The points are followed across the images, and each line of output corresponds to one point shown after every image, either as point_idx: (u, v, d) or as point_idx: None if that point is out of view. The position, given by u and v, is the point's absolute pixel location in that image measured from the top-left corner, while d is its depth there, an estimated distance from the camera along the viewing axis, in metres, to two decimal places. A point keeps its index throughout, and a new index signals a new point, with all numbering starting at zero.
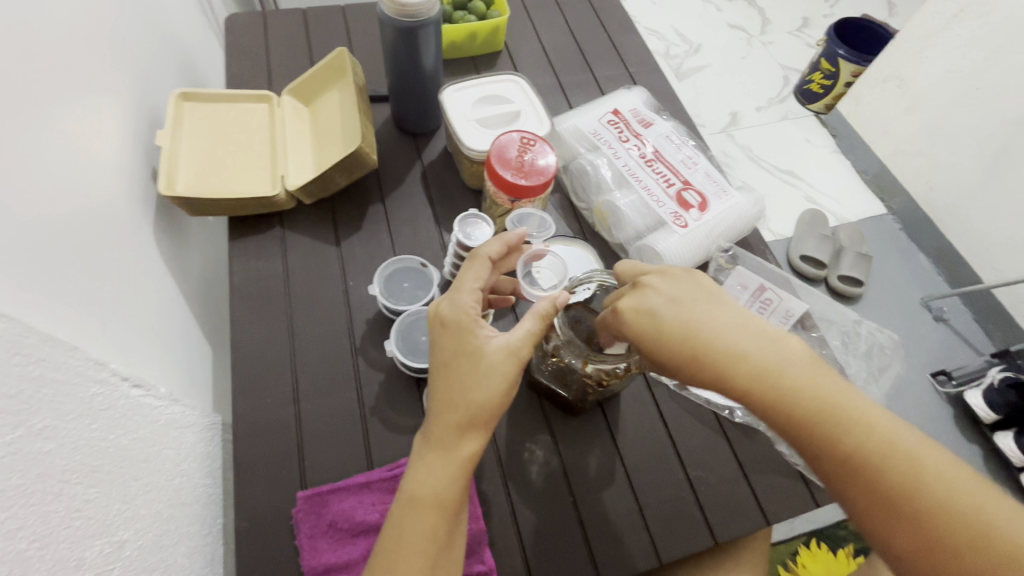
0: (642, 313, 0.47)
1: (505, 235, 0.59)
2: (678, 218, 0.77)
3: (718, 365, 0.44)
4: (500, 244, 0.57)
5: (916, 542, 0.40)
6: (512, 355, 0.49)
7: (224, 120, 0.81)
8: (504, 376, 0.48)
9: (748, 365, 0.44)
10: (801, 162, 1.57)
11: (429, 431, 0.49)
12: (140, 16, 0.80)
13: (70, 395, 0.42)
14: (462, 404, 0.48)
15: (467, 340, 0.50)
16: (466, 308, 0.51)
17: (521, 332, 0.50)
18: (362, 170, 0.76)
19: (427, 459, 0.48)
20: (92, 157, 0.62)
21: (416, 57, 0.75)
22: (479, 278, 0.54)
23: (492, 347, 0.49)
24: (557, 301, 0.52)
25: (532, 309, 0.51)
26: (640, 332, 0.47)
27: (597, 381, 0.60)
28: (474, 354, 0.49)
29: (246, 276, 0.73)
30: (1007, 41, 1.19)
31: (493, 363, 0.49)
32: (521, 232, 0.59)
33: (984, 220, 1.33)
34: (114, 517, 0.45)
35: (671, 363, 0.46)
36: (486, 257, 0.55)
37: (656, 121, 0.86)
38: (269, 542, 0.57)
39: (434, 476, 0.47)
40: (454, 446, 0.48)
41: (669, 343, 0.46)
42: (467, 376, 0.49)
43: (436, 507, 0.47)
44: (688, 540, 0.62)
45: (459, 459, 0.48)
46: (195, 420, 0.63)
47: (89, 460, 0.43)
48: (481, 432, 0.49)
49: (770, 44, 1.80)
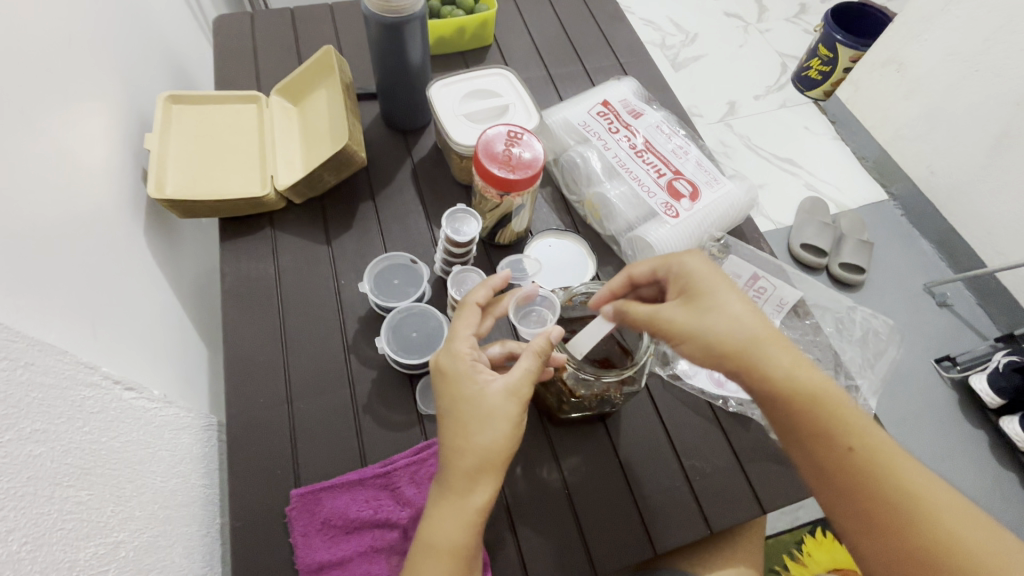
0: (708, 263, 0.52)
1: (488, 280, 0.58)
2: (669, 208, 0.77)
3: (761, 329, 0.49)
4: (485, 290, 0.58)
5: (897, 533, 0.45)
6: (512, 396, 0.50)
7: (212, 122, 0.81)
8: (507, 418, 0.49)
9: (784, 346, 0.49)
10: (799, 150, 1.56)
11: (439, 479, 0.50)
12: (129, 20, 0.80)
13: (60, 399, 0.42)
14: (468, 451, 0.49)
15: (466, 386, 0.50)
16: (462, 355, 0.52)
17: (519, 371, 0.51)
18: (350, 168, 0.76)
19: (441, 506, 0.49)
20: (81, 161, 0.62)
21: (403, 53, 0.75)
22: (471, 325, 0.55)
23: (492, 390, 0.50)
24: (552, 336, 0.52)
25: (528, 347, 0.52)
26: (701, 279, 0.51)
27: (566, 382, 0.61)
28: (476, 399, 0.50)
29: (237, 277, 0.73)
30: (1006, 22, 1.18)
31: (494, 407, 0.49)
32: (504, 275, 0.58)
33: (985, 203, 1.32)
34: (109, 518, 0.45)
35: (717, 303, 0.49)
36: (473, 303, 0.56)
37: (646, 111, 0.85)
38: (264, 540, 0.58)
39: (448, 524, 0.48)
40: (466, 493, 0.49)
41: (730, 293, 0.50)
42: (473, 424, 0.49)
43: (456, 555, 0.48)
44: (683, 531, 0.62)
45: (472, 506, 0.49)
46: (191, 421, 0.63)
47: (82, 462, 0.43)
48: (491, 476, 0.49)
49: (767, 32, 1.79)
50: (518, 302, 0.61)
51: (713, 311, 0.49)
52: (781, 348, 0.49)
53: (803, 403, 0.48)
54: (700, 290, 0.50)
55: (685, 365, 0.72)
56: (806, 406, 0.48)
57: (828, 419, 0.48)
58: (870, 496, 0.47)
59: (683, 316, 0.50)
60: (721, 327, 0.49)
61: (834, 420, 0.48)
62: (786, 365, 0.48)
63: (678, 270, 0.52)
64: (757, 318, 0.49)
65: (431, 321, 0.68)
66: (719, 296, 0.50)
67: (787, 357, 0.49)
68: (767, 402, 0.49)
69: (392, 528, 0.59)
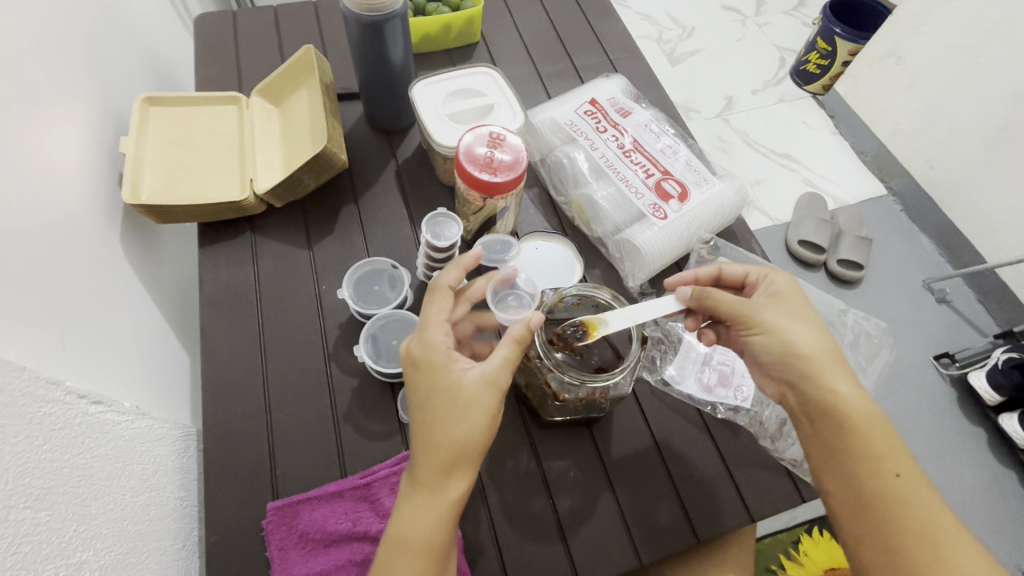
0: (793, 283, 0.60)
1: (460, 259, 0.58)
2: (657, 210, 0.75)
3: (830, 346, 0.55)
4: (457, 271, 0.57)
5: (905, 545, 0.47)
6: (489, 386, 0.49)
7: (191, 124, 0.80)
8: (484, 409, 0.48)
9: (849, 371, 0.54)
10: (796, 145, 1.54)
11: (412, 473, 0.49)
12: (106, 21, 0.78)
13: (17, 416, 0.41)
14: (441, 444, 0.47)
15: (442, 377, 0.49)
16: (436, 344, 0.51)
17: (496, 360, 0.50)
18: (331, 170, 0.75)
19: (413, 501, 0.48)
20: (52, 167, 0.60)
21: (384, 52, 0.73)
22: (443, 310, 0.54)
23: (467, 380, 0.49)
24: (531, 323, 0.52)
25: (505, 334, 0.51)
26: (791, 292, 0.58)
27: (551, 387, 0.58)
28: (452, 390, 0.49)
29: (215, 283, 0.71)
30: (1007, 14, 1.15)
31: (470, 398, 0.48)
32: (475, 254, 0.58)
33: (985, 198, 1.30)
34: (70, 538, 0.44)
35: (804, 310, 0.57)
36: (446, 286, 0.55)
37: (635, 110, 0.83)
38: (240, 553, 0.57)
39: (420, 518, 0.47)
40: (440, 487, 0.47)
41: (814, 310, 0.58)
42: (448, 415, 0.48)
43: (427, 551, 0.46)
44: (669, 540, 0.61)
45: (445, 501, 0.47)
46: (166, 432, 0.62)
47: (39, 482, 0.42)
48: (467, 470, 0.48)
49: (765, 25, 1.76)
50: (495, 286, 0.62)
51: (800, 314, 0.56)
52: (845, 370, 0.54)
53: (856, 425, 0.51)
54: (790, 296, 0.58)
55: (674, 370, 0.70)
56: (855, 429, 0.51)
57: (877, 447, 0.51)
58: (906, 527, 0.47)
59: (771, 311, 0.57)
60: (803, 328, 0.55)
61: (882, 449, 0.50)
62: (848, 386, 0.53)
63: (768, 280, 0.60)
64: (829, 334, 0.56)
65: (411, 328, 0.67)
66: (806, 307, 0.57)
67: (847, 382, 0.53)
68: (818, 414, 0.53)
69: (371, 541, 0.58)
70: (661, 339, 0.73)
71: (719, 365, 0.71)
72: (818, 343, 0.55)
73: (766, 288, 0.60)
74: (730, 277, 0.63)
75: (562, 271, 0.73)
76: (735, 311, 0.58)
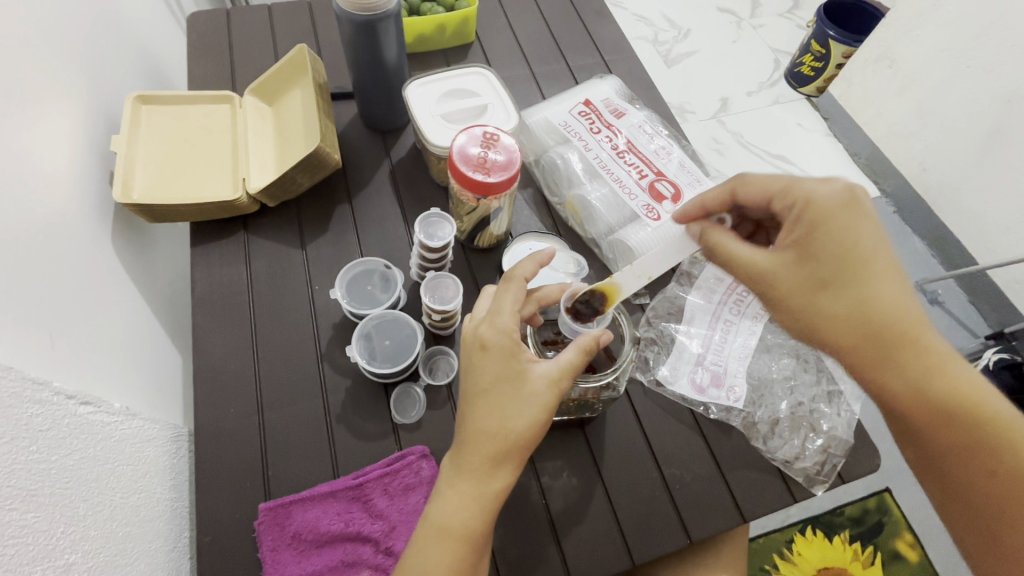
0: (836, 197, 0.47)
1: (536, 254, 0.55)
2: (651, 210, 0.75)
3: (894, 308, 0.46)
4: (532, 264, 0.55)
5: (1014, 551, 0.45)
6: (554, 386, 0.49)
7: (184, 123, 0.79)
8: (543, 406, 0.48)
9: (920, 329, 0.46)
10: (790, 147, 1.54)
11: (462, 458, 0.49)
12: (98, 18, 0.78)
13: (4, 418, 0.40)
14: (500, 434, 0.48)
15: (510, 365, 0.49)
16: (509, 333, 0.49)
17: (563, 362, 0.50)
18: (325, 170, 0.74)
19: (459, 487, 0.48)
20: (42, 165, 0.60)
21: (378, 52, 0.73)
22: (518, 301, 0.52)
23: (535, 374, 0.49)
24: (601, 338, 0.52)
25: (575, 341, 0.51)
26: (825, 226, 0.47)
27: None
28: (517, 381, 0.49)
29: (208, 283, 0.71)
30: (998, 18, 1.16)
31: (535, 392, 0.48)
32: (552, 250, 0.56)
33: (977, 201, 1.31)
34: (57, 540, 0.44)
35: (841, 261, 0.46)
36: (521, 278, 0.52)
37: (629, 111, 0.83)
38: (231, 554, 0.56)
39: (465, 505, 0.48)
40: (488, 477, 0.48)
41: (863, 234, 0.46)
42: (507, 405, 0.48)
43: (465, 539, 0.47)
44: (662, 540, 0.61)
45: (491, 490, 0.48)
46: (157, 432, 0.61)
47: (26, 484, 0.41)
48: (515, 464, 0.49)
49: (760, 27, 1.77)
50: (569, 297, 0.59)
51: (841, 271, 0.46)
52: (909, 339, 0.46)
53: (935, 411, 0.46)
54: (823, 243, 0.47)
55: (667, 371, 0.70)
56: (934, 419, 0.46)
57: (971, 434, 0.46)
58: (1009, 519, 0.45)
59: (789, 276, 0.48)
60: (839, 291, 0.46)
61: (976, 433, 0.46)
62: (915, 364, 0.46)
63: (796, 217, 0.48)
64: (879, 267, 0.46)
65: (404, 328, 0.67)
66: (845, 253, 0.46)
67: (919, 357, 0.46)
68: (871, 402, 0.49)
69: (364, 542, 0.58)
70: (654, 339, 0.73)
71: (712, 365, 0.71)
72: (868, 312, 0.46)
73: (795, 229, 0.48)
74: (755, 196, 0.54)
75: (561, 267, 0.72)
76: (745, 275, 0.50)
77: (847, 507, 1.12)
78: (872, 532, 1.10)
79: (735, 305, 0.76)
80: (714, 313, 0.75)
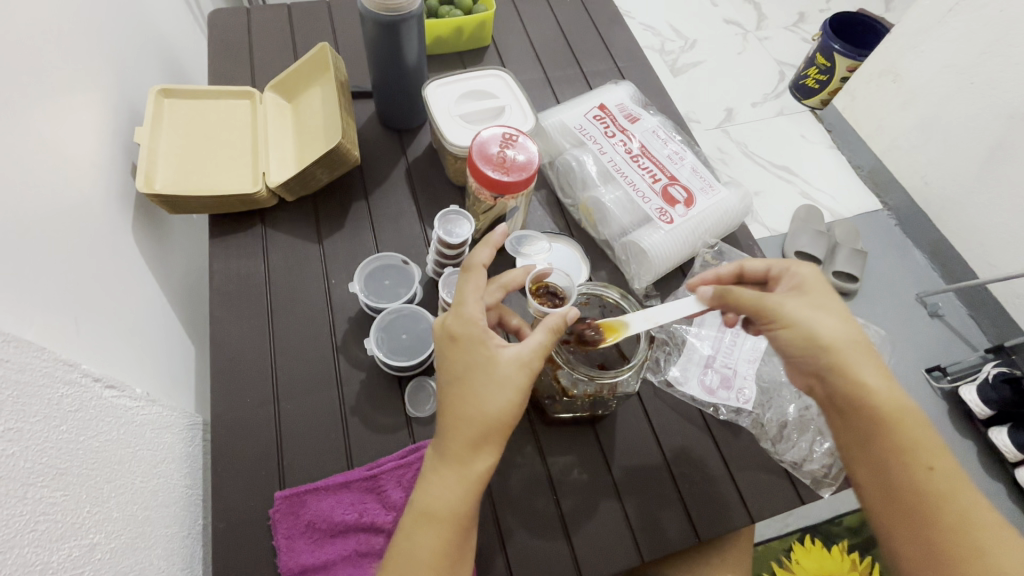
0: (805, 331, 0.51)
1: (488, 238, 0.56)
2: (664, 214, 0.76)
3: (845, 333, 0.51)
4: (488, 250, 0.55)
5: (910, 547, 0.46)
6: (525, 368, 0.49)
7: (205, 116, 0.80)
8: (517, 387, 0.48)
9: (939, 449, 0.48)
10: (796, 158, 1.56)
11: (442, 444, 0.49)
12: (122, 12, 0.79)
13: (35, 396, 0.41)
14: (475, 419, 0.48)
15: (479, 352, 0.49)
16: (475, 320, 0.50)
17: (532, 344, 0.50)
18: (343, 166, 0.75)
19: (441, 473, 0.48)
20: (69, 155, 0.61)
21: (399, 53, 0.74)
22: (480, 290, 0.52)
23: (505, 357, 0.49)
24: (568, 316, 0.52)
25: (543, 323, 0.51)
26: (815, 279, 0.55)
27: (560, 382, 0.60)
28: (488, 365, 0.49)
29: (226, 274, 0.72)
30: (1003, 34, 1.18)
31: (507, 375, 0.48)
32: (504, 231, 0.56)
33: (978, 216, 1.32)
34: (84, 519, 0.45)
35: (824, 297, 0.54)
36: (480, 266, 0.53)
37: (643, 117, 0.85)
38: (244, 543, 0.57)
39: (448, 490, 0.48)
40: (468, 461, 0.48)
41: (854, 358, 0.50)
42: (479, 390, 0.48)
43: (452, 523, 0.47)
44: (670, 538, 0.62)
45: (474, 473, 0.48)
46: (175, 419, 0.62)
47: (57, 462, 0.42)
48: (495, 446, 0.48)
49: (766, 39, 1.79)
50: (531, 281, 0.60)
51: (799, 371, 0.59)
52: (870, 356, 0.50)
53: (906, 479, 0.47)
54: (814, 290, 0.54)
55: (677, 372, 0.71)
56: (912, 493, 0.47)
57: (934, 522, 0.46)
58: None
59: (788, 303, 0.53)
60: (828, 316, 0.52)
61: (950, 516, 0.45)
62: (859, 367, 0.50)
63: (792, 272, 0.57)
64: (848, 360, 0.50)
65: (421, 323, 0.68)
66: (840, 372, 0.49)
67: (971, 512, 0.46)
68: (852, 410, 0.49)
69: (377, 533, 0.58)
70: (666, 340, 0.75)
71: (722, 367, 0.72)
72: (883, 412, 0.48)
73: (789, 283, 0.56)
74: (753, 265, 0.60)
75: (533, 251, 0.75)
76: (756, 305, 0.54)
77: (846, 517, 1.12)
78: (870, 543, 1.10)
79: None
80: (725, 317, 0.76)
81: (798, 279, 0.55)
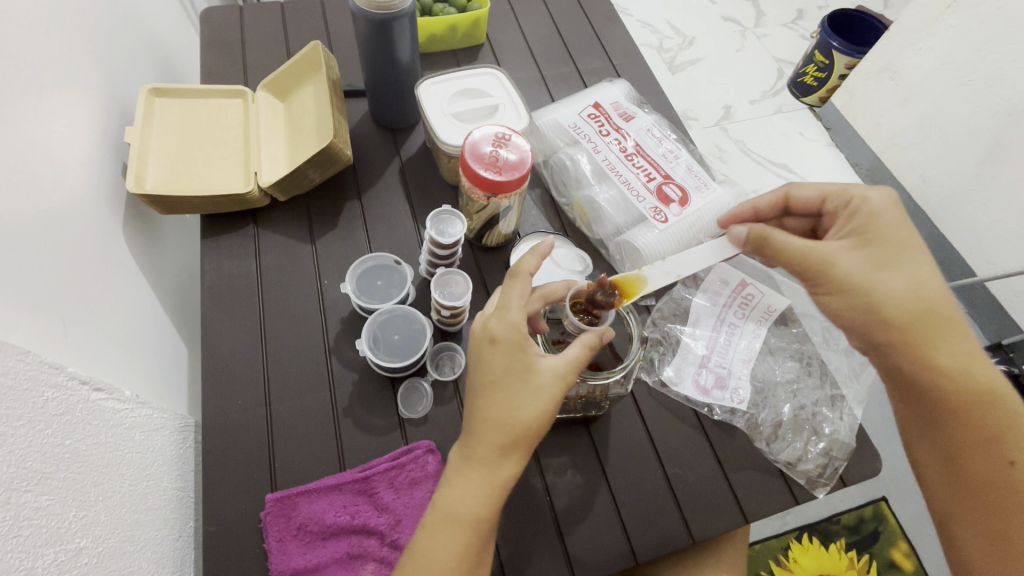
0: (861, 297, 0.52)
1: (537, 246, 0.54)
2: (658, 213, 0.76)
3: (909, 292, 0.52)
4: (536, 258, 0.53)
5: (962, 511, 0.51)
6: (561, 379, 0.49)
7: (196, 115, 0.80)
8: (550, 397, 0.48)
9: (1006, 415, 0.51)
10: (793, 156, 1.55)
11: (470, 447, 0.48)
12: (113, 11, 0.78)
13: (20, 399, 0.41)
14: (507, 425, 0.47)
15: (519, 358, 0.48)
16: (517, 325, 0.49)
17: (569, 356, 0.50)
18: (336, 166, 0.75)
19: (465, 476, 0.48)
20: (59, 156, 0.61)
21: (391, 51, 0.73)
22: (525, 297, 0.51)
23: (542, 367, 0.49)
24: (604, 335, 0.51)
25: (580, 337, 0.51)
26: (881, 222, 0.55)
27: None
28: (527, 371, 0.48)
29: (217, 275, 0.72)
30: (1001, 31, 1.17)
31: (543, 385, 0.48)
32: (552, 243, 0.55)
33: (976, 214, 1.31)
34: (70, 523, 0.44)
35: (890, 246, 0.53)
36: (527, 275, 0.51)
37: (638, 115, 0.84)
38: (235, 545, 0.57)
39: (471, 495, 0.47)
40: (496, 467, 0.48)
41: (929, 331, 0.52)
42: (514, 396, 0.48)
43: (474, 527, 0.47)
44: (665, 538, 0.61)
45: (500, 479, 0.48)
46: (165, 422, 0.62)
47: (42, 466, 0.42)
48: (522, 454, 0.48)
49: (764, 37, 1.78)
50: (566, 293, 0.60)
51: None
52: (936, 317, 0.52)
53: (961, 448, 0.51)
54: (876, 239, 0.54)
55: (672, 372, 0.71)
56: (966, 467, 0.51)
57: (1005, 495, 0.49)
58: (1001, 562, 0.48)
59: (846, 261, 0.54)
60: (894, 274, 0.52)
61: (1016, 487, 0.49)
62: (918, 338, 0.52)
63: (856, 211, 0.56)
64: (919, 332, 0.51)
65: (414, 323, 0.68)
66: (905, 344, 0.52)
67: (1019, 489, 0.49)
68: (906, 384, 0.53)
69: (369, 535, 0.58)
70: (660, 340, 0.74)
71: (717, 367, 0.71)
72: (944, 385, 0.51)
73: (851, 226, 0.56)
74: (801, 202, 0.63)
75: (566, 263, 0.74)
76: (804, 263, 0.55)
77: (843, 516, 1.12)
78: (867, 542, 1.09)
79: (740, 308, 0.76)
80: (719, 316, 0.75)
81: (859, 224, 0.55)
